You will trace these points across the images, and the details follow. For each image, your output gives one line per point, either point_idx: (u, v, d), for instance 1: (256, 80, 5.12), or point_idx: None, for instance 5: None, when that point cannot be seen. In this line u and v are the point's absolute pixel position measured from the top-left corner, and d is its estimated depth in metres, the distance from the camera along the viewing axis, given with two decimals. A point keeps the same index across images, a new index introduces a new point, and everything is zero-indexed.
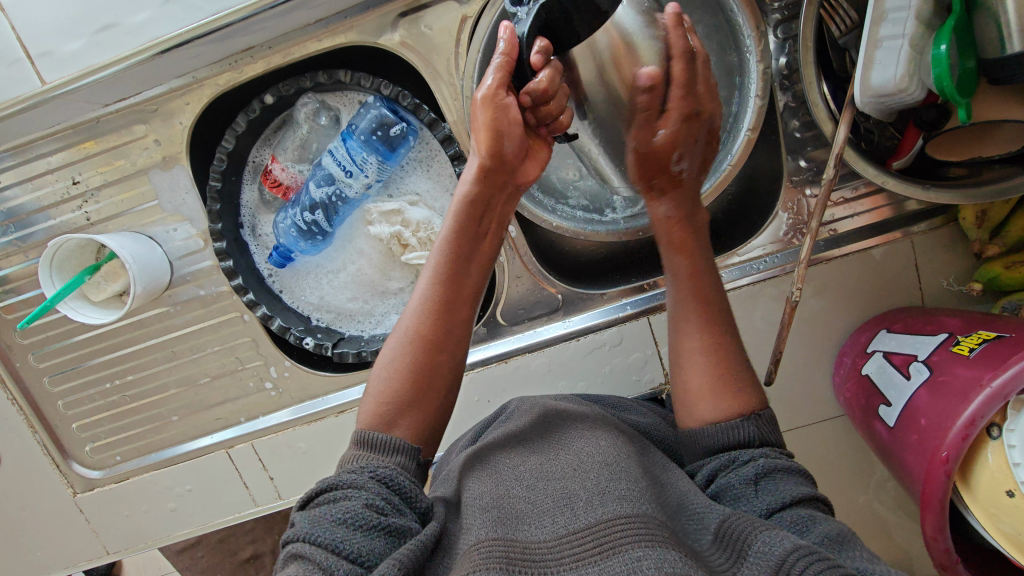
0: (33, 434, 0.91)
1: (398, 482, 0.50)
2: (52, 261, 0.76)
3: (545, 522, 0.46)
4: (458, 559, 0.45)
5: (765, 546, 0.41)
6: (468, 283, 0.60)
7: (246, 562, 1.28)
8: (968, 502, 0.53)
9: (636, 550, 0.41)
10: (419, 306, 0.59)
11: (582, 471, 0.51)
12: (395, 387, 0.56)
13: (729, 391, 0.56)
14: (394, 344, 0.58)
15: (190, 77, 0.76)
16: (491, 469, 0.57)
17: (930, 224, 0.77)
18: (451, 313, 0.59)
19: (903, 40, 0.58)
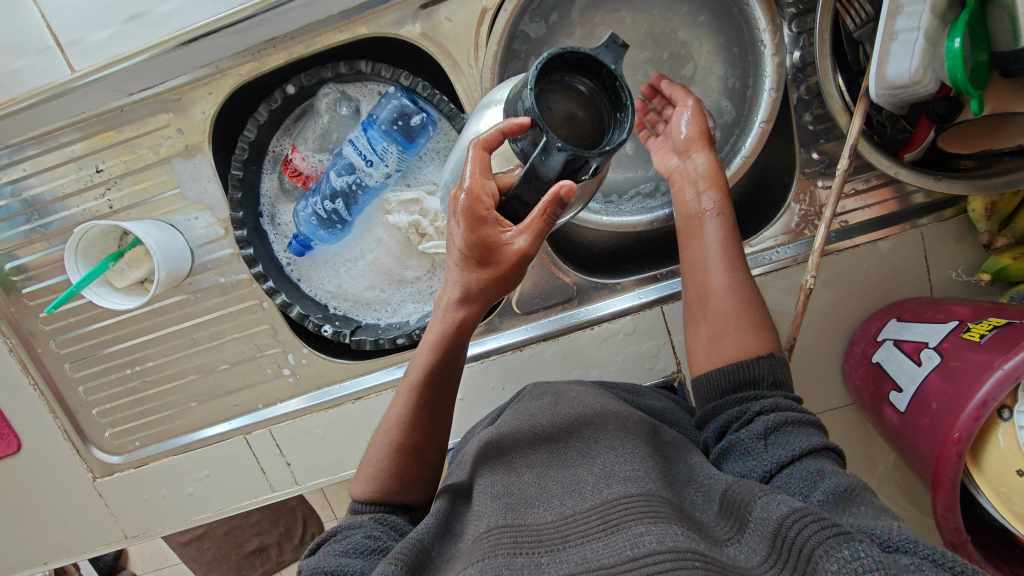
0: (53, 419, 0.92)
1: (394, 521, 0.55)
2: (77, 247, 0.77)
3: (553, 504, 0.47)
4: (469, 545, 0.46)
5: (764, 509, 0.42)
6: (447, 403, 0.61)
7: (251, 554, 1.31)
8: (979, 482, 0.55)
9: (638, 526, 0.42)
10: (399, 419, 0.59)
11: (590, 458, 0.52)
12: (387, 482, 0.58)
13: (746, 336, 0.59)
14: (377, 448, 0.60)
15: (214, 67, 0.77)
16: (502, 456, 0.58)
17: (939, 216, 0.79)
18: (430, 428, 0.60)
19: (919, 33, 0.59)
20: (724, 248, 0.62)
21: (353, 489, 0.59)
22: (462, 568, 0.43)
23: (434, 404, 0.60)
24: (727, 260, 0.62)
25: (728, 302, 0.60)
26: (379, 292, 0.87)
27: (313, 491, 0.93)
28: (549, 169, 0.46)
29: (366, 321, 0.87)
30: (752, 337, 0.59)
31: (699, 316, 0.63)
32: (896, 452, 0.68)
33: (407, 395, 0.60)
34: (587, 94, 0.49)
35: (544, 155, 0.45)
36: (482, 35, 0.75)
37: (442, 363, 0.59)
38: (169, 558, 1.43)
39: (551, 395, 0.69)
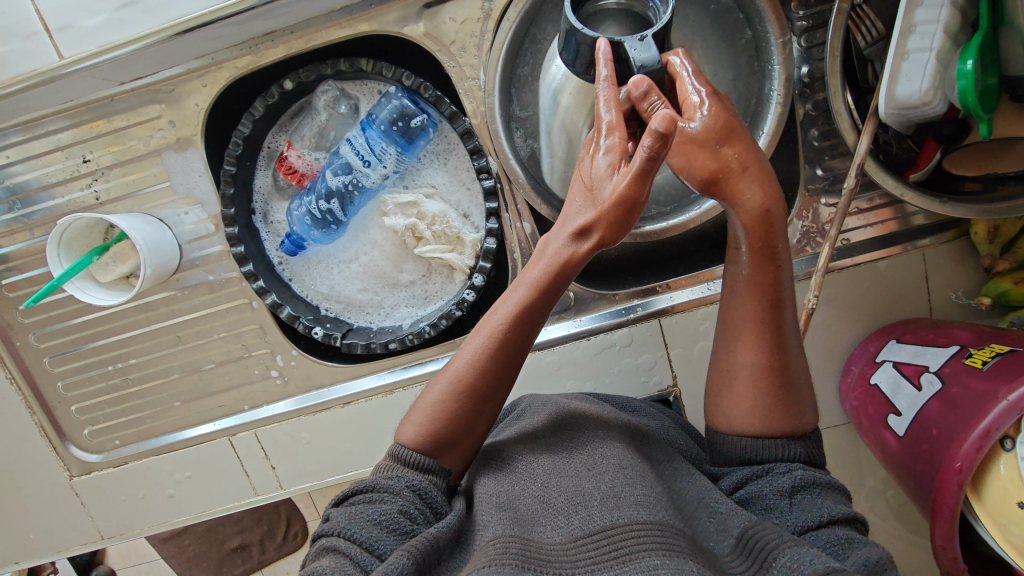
0: (30, 415, 0.89)
1: (430, 494, 0.52)
2: (60, 240, 0.75)
3: (560, 522, 0.46)
4: (474, 555, 0.45)
5: (792, 562, 0.41)
6: (523, 351, 0.57)
7: (232, 552, 1.28)
8: (977, 511, 0.54)
9: (652, 558, 0.41)
10: (472, 359, 0.56)
11: (597, 471, 0.51)
12: (442, 429, 0.55)
13: (783, 416, 0.54)
14: (443, 384, 0.57)
15: (209, 58, 0.75)
16: (510, 467, 0.56)
17: (941, 238, 0.78)
18: (502, 375, 0.56)
19: (931, 53, 0.58)
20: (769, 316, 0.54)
21: (401, 431, 0.57)
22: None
23: (516, 355, 0.56)
24: (769, 330, 0.54)
25: (759, 387, 0.54)
26: (372, 295, 0.85)
27: (298, 496, 0.91)
28: (643, 61, 0.53)
29: (357, 324, 0.85)
30: (781, 417, 0.54)
31: (726, 381, 0.56)
32: (895, 477, 0.67)
33: (490, 337, 0.55)
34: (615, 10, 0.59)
35: (631, 54, 0.53)
36: (486, 38, 0.74)
37: (528, 313, 0.55)
38: (148, 553, 1.41)
39: (553, 404, 0.68)
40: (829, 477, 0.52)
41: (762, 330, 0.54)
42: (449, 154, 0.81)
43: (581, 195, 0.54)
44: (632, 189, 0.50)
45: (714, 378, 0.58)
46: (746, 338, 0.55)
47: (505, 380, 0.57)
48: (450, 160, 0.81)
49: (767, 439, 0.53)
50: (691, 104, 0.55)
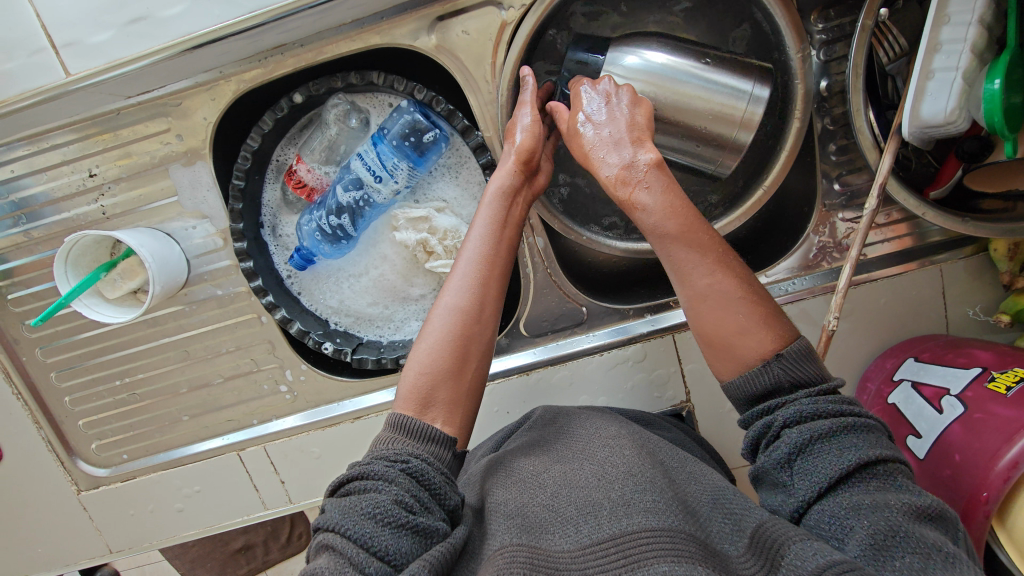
0: (38, 429, 0.89)
1: (425, 474, 0.50)
2: (67, 257, 0.73)
3: (569, 529, 0.47)
4: (483, 563, 0.46)
5: (798, 558, 0.41)
6: (501, 264, 0.63)
7: (236, 553, 1.27)
8: (1002, 541, 0.53)
9: (660, 566, 0.42)
10: (459, 287, 0.61)
11: (607, 477, 0.51)
12: (435, 362, 0.58)
13: (769, 330, 0.52)
14: (438, 322, 0.60)
15: (218, 72, 0.74)
16: (514, 473, 0.57)
17: (959, 253, 0.77)
18: (486, 289, 0.61)
19: (957, 73, 0.57)
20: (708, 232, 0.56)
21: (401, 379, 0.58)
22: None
23: (500, 271, 0.63)
24: (717, 254, 0.55)
25: (731, 307, 0.53)
26: (382, 308, 0.85)
27: (308, 509, 0.90)
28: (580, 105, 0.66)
29: (367, 338, 0.85)
30: (767, 332, 0.52)
31: (722, 344, 0.54)
32: None
33: (475, 261, 0.62)
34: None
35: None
36: (500, 51, 0.72)
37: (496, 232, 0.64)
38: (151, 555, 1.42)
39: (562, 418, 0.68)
40: (834, 415, 0.48)
41: (686, 265, 0.55)
42: (460, 167, 0.80)
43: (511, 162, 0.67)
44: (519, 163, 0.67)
45: (704, 334, 0.55)
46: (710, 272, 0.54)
47: (495, 294, 0.62)
48: (462, 173, 0.80)
49: (757, 365, 0.51)
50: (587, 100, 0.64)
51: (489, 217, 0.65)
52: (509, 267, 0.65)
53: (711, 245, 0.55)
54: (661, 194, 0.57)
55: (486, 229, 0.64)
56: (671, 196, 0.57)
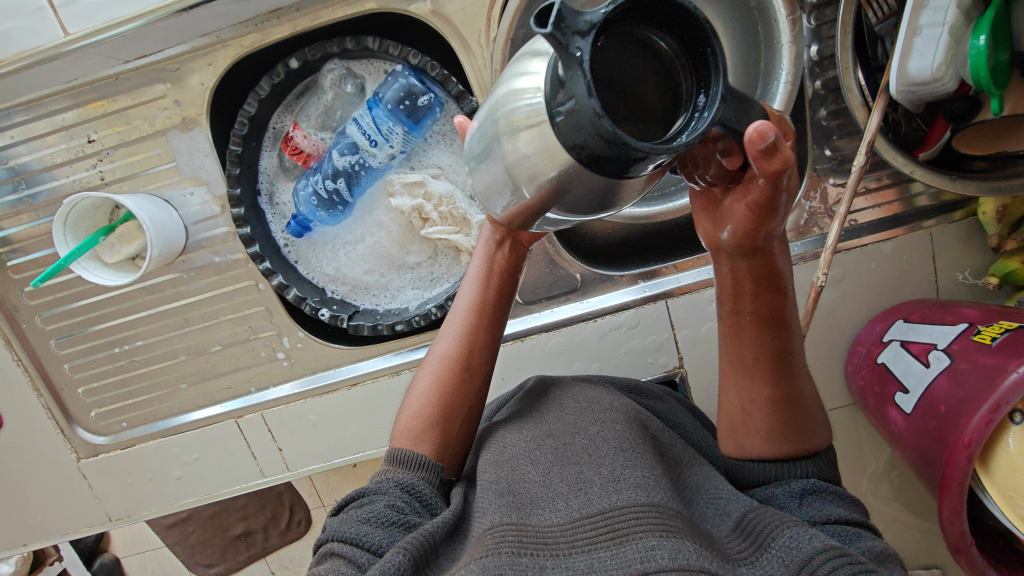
0: (37, 397, 0.90)
1: (421, 492, 0.54)
2: (66, 220, 0.74)
3: (558, 505, 0.48)
4: (473, 541, 0.47)
5: (788, 546, 0.42)
6: (495, 313, 0.65)
7: (236, 538, 1.34)
8: (987, 486, 0.54)
9: (649, 538, 0.42)
10: (453, 336, 0.64)
11: (598, 456, 0.52)
12: (425, 409, 0.61)
13: (795, 438, 0.53)
14: (430, 370, 0.64)
15: (215, 37, 0.75)
16: (505, 451, 0.58)
17: (950, 218, 0.78)
18: (475, 341, 0.64)
19: (943, 29, 0.58)
20: (773, 339, 0.52)
21: (395, 420, 0.62)
22: (462, 568, 0.43)
23: (487, 316, 0.65)
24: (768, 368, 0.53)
25: (771, 410, 0.53)
26: (379, 276, 0.85)
27: (305, 478, 0.92)
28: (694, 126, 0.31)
29: (363, 306, 0.86)
30: (793, 438, 0.53)
31: (738, 425, 0.55)
32: (900, 454, 0.67)
33: (464, 308, 0.66)
34: (658, 65, 0.32)
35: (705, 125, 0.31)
36: (494, 14, 0.73)
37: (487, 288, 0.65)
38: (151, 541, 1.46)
39: (553, 393, 0.70)
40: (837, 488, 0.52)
41: (747, 362, 0.53)
42: (455, 135, 0.81)
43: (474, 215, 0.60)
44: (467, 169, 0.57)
45: (725, 414, 0.57)
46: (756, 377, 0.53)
47: (484, 345, 0.64)
48: (457, 141, 0.81)
49: (779, 462, 0.53)
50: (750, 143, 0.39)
51: (478, 268, 0.66)
52: (501, 316, 0.66)
53: (784, 360, 0.53)
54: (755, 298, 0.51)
55: (477, 276, 0.66)
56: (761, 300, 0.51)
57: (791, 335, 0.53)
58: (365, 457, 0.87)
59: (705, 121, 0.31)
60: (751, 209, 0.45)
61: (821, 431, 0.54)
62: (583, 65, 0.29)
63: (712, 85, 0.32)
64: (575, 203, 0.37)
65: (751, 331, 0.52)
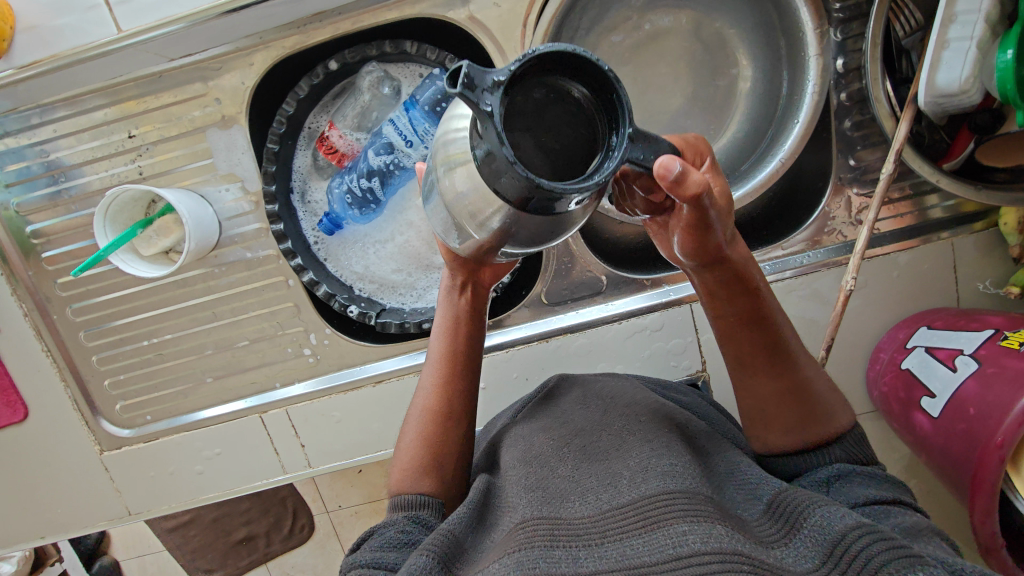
0: (64, 388, 0.90)
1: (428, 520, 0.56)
2: (106, 212, 0.76)
3: (588, 499, 0.48)
4: (504, 534, 0.48)
5: (819, 524, 0.43)
6: (465, 354, 0.68)
7: (238, 544, 1.38)
8: (1019, 486, 0.55)
9: (681, 524, 0.42)
10: (430, 385, 0.67)
11: (625, 455, 0.53)
12: (412, 459, 0.63)
13: (816, 424, 0.55)
14: (413, 421, 0.66)
15: (258, 38, 0.77)
16: (534, 450, 0.59)
17: (971, 228, 0.79)
18: (449, 385, 0.66)
19: (971, 42, 0.60)
20: (758, 330, 0.56)
21: (390, 478, 0.64)
22: (498, 559, 0.43)
23: (460, 364, 0.67)
24: (763, 359, 0.56)
25: (782, 409, 0.56)
26: (406, 275, 0.87)
27: (326, 475, 0.92)
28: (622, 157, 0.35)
29: (390, 305, 0.86)
30: (810, 425, 0.55)
31: (758, 419, 0.57)
32: (926, 458, 0.68)
33: (435, 359, 0.68)
34: (567, 113, 0.35)
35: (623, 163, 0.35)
36: (530, 20, 0.75)
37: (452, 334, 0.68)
38: (154, 545, 1.53)
39: (579, 391, 0.72)
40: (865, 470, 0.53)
41: (751, 365, 0.57)
42: None
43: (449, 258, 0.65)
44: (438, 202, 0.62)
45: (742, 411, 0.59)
46: (758, 375, 0.57)
47: (460, 387, 0.67)
48: None
49: (801, 453, 0.55)
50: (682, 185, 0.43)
51: (443, 315, 0.69)
52: (473, 355, 0.69)
53: (778, 349, 0.56)
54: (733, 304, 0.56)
55: (444, 323, 0.69)
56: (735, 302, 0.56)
57: (775, 325, 0.56)
58: (388, 454, 0.87)
59: (614, 163, 0.34)
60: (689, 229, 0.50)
61: (840, 413, 0.55)
62: (493, 120, 0.32)
63: (621, 125, 0.35)
64: (531, 234, 0.43)
65: (737, 334, 0.57)
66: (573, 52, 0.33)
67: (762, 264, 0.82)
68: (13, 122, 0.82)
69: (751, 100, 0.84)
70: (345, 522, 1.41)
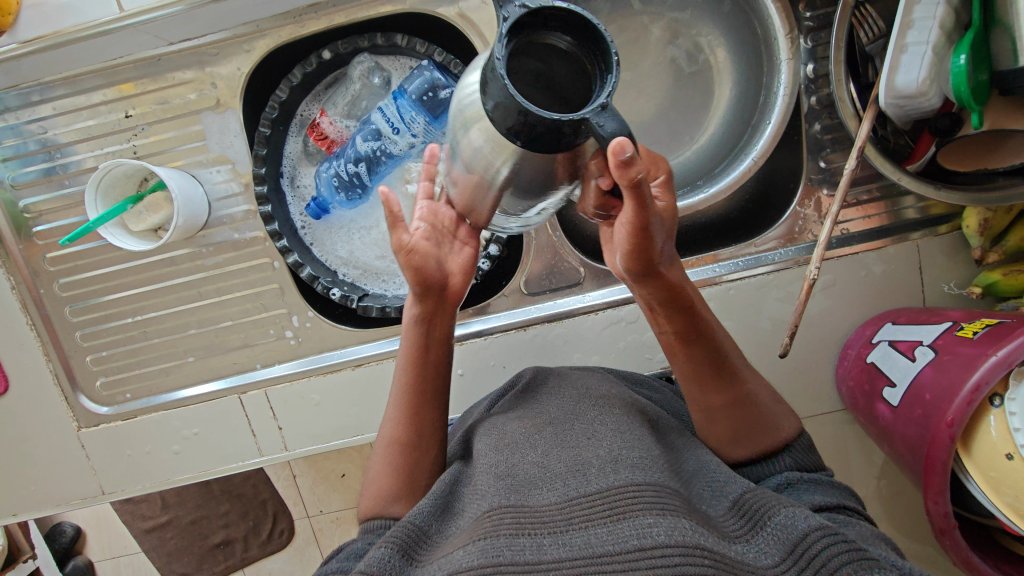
0: (46, 362, 0.91)
1: None
2: (98, 185, 0.78)
3: (556, 487, 0.48)
4: (470, 523, 0.47)
5: (783, 524, 0.44)
6: (431, 381, 0.66)
7: (215, 547, 1.37)
8: (968, 467, 0.56)
9: (647, 517, 0.42)
10: (394, 414, 0.66)
11: (597, 445, 0.53)
12: (382, 490, 0.62)
13: (757, 433, 0.59)
14: (379, 454, 0.66)
15: (255, 26, 0.80)
16: (506, 438, 0.59)
17: (936, 231, 0.82)
18: (419, 414, 0.65)
19: (926, 47, 0.64)
20: (696, 341, 0.60)
21: (359, 502, 0.63)
22: (464, 545, 0.42)
23: (427, 396, 0.66)
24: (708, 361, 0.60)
25: (734, 418, 0.59)
26: (389, 262, 0.89)
27: (302, 459, 0.92)
28: (614, 131, 0.39)
29: (373, 291, 0.88)
30: (761, 430, 0.59)
31: (717, 417, 0.60)
32: (888, 448, 0.70)
33: (399, 389, 0.66)
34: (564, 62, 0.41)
35: (597, 131, 0.39)
36: None
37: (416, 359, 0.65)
38: (130, 546, 1.51)
39: (553, 381, 0.72)
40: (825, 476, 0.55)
41: (698, 372, 0.61)
42: None
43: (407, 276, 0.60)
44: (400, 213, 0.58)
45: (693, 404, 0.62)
46: (705, 378, 0.60)
47: (429, 417, 0.66)
48: None
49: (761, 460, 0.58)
50: (631, 166, 0.42)
51: (407, 346, 0.65)
52: (441, 383, 0.67)
53: (719, 365, 0.60)
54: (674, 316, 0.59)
55: (407, 352, 0.66)
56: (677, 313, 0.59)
57: (711, 334, 0.61)
58: (364, 438, 0.88)
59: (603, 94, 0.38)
60: (637, 233, 0.50)
61: (782, 420, 0.60)
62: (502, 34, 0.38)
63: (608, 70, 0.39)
64: (527, 185, 0.50)
65: (683, 346, 0.60)
66: (579, 12, 0.38)
67: (735, 259, 0.84)
68: (14, 99, 0.85)
69: (728, 104, 0.87)
70: (326, 528, 1.38)
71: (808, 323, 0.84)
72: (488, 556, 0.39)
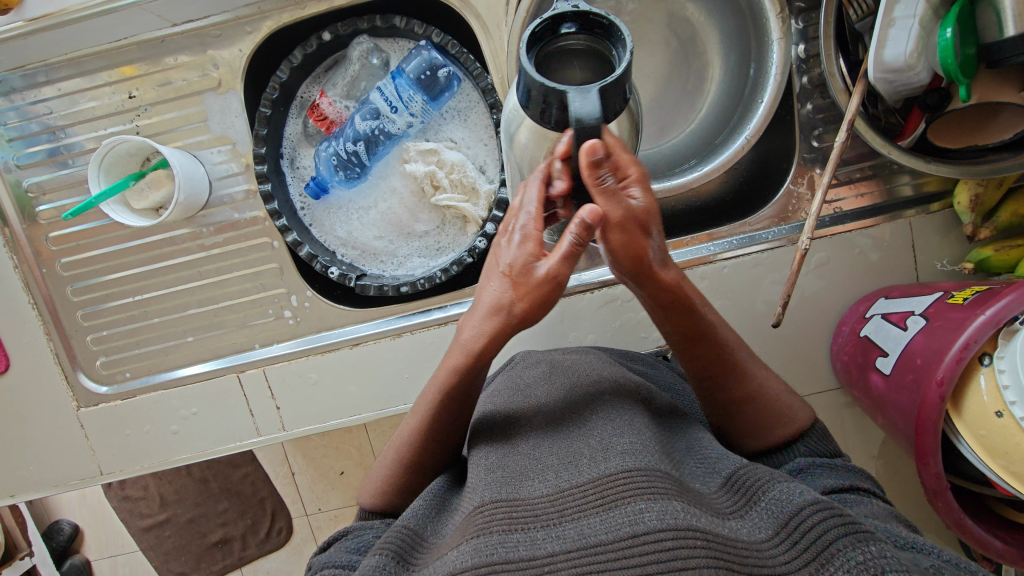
0: (47, 340, 0.92)
1: None
2: (101, 161, 0.79)
3: (547, 477, 0.46)
4: (462, 522, 0.45)
5: (778, 499, 0.42)
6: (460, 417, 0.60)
7: (213, 546, 1.37)
8: (959, 427, 0.57)
9: (637, 502, 0.40)
10: (408, 434, 0.61)
11: (587, 430, 0.51)
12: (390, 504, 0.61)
13: (781, 428, 0.59)
14: (385, 462, 0.63)
15: (257, 7, 0.82)
16: (499, 431, 0.57)
17: (929, 209, 0.83)
18: (438, 445, 0.60)
19: (914, 20, 0.65)
20: (703, 348, 0.58)
21: (361, 491, 0.65)
22: (456, 547, 0.41)
23: (448, 430, 0.60)
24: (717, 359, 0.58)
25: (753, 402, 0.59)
26: (387, 243, 0.89)
27: (299, 440, 0.93)
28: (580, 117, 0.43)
29: (371, 271, 0.89)
30: (782, 429, 0.59)
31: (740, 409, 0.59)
32: (883, 419, 0.71)
33: (418, 414, 0.61)
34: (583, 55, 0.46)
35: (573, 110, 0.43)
36: (513, 1, 0.80)
37: (454, 387, 0.57)
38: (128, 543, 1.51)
39: (547, 362, 0.72)
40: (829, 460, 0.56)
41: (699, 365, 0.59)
42: (469, 111, 0.87)
43: (498, 279, 0.51)
44: (561, 269, 0.49)
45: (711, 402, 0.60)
46: (718, 373, 0.59)
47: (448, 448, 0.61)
48: (470, 117, 0.87)
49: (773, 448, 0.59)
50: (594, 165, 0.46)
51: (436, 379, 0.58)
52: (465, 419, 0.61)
53: (726, 366, 0.59)
54: (677, 323, 0.57)
55: (436, 385, 0.59)
56: (680, 321, 0.57)
57: (722, 342, 0.59)
58: (361, 417, 0.89)
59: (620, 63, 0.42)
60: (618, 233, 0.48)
61: (801, 412, 0.60)
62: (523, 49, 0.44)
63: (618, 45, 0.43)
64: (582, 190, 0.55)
65: (690, 348, 0.58)
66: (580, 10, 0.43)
67: (729, 237, 0.85)
68: (20, 80, 0.86)
69: (721, 86, 0.89)
70: (324, 526, 1.37)
71: (802, 301, 0.85)
72: (483, 556, 0.38)
